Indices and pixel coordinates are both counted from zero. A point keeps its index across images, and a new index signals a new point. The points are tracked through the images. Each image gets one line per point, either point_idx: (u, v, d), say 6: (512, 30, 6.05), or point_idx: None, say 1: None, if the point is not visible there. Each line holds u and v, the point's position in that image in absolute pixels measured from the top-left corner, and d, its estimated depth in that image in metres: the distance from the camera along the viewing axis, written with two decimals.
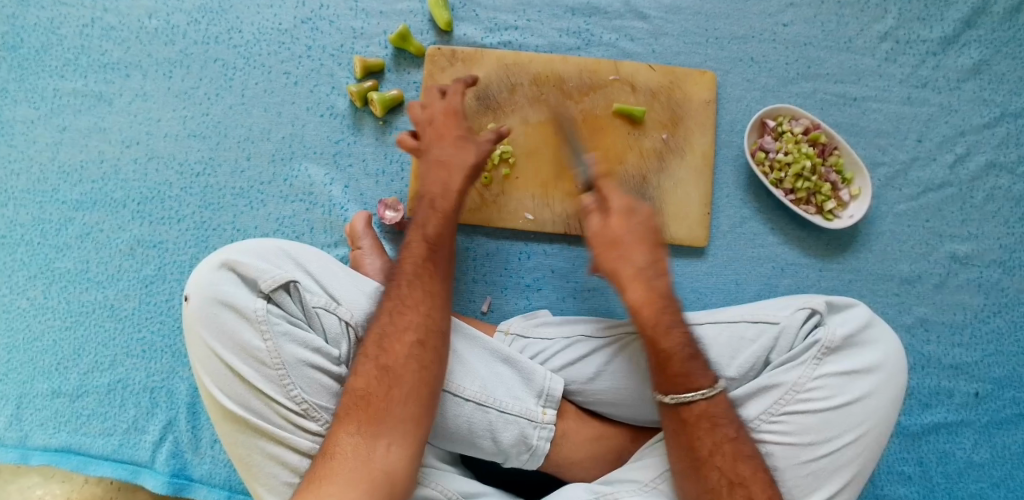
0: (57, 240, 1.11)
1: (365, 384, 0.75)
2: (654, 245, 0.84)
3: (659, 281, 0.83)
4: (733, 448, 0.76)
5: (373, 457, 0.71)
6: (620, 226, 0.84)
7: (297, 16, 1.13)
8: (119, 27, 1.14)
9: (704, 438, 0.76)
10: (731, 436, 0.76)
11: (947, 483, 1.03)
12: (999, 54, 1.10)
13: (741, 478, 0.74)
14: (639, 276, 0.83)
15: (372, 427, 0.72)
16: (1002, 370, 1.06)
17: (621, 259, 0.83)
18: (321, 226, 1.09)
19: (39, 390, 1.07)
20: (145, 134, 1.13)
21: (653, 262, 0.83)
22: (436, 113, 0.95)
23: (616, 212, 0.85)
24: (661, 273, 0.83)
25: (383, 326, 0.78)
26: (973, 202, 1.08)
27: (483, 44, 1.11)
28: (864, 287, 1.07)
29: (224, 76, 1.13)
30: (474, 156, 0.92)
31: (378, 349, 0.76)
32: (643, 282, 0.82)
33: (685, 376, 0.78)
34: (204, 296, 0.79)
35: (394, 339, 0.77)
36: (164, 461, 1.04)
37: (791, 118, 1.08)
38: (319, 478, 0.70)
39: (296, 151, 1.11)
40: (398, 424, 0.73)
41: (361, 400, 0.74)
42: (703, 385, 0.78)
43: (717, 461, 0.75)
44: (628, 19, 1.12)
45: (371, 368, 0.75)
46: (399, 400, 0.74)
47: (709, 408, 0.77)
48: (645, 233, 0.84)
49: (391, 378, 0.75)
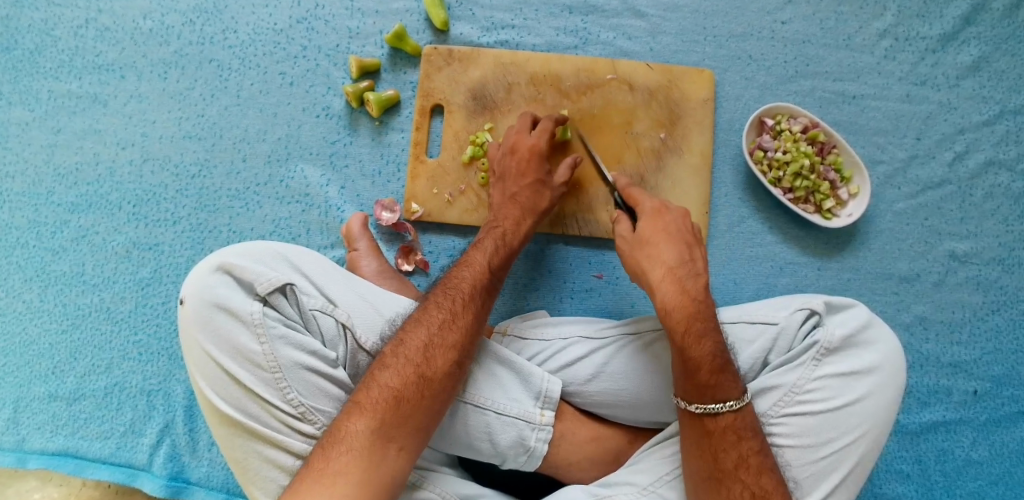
0: (53, 242, 1.11)
1: (400, 385, 0.76)
2: (690, 245, 0.88)
3: (695, 279, 0.85)
4: (759, 461, 0.77)
5: (387, 463, 0.72)
6: (653, 227, 0.89)
7: (292, 15, 1.13)
8: (114, 28, 1.14)
9: (729, 451, 0.77)
10: (756, 449, 0.77)
11: (945, 481, 1.03)
12: (999, 51, 1.10)
13: (765, 491, 0.75)
14: (674, 271, 0.85)
15: (395, 432, 0.74)
16: (1000, 368, 1.06)
17: (656, 262, 0.86)
18: (317, 227, 1.09)
19: (36, 393, 1.07)
20: (140, 136, 1.12)
21: (690, 262, 0.86)
22: (520, 148, 0.99)
23: (656, 234, 0.88)
24: (696, 273, 0.85)
25: (431, 337, 0.80)
26: (972, 200, 1.08)
27: (479, 44, 1.11)
28: (862, 286, 1.07)
29: (219, 76, 1.12)
30: (547, 201, 0.99)
31: (422, 357, 0.78)
32: (677, 278, 0.84)
33: (716, 387, 0.78)
34: (200, 299, 0.79)
35: (440, 353, 0.80)
36: (162, 464, 1.04)
37: (789, 117, 1.07)
38: (333, 474, 0.70)
39: (292, 152, 1.10)
40: (417, 433, 0.75)
41: (392, 401, 0.75)
42: (731, 396, 0.78)
43: (742, 474, 0.76)
44: (625, 18, 1.11)
45: (411, 373, 0.77)
46: (427, 412, 0.76)
47: (736, 422, 0.78)
48: (682, 240, 0.88)
49: (428, 389, 0.77)
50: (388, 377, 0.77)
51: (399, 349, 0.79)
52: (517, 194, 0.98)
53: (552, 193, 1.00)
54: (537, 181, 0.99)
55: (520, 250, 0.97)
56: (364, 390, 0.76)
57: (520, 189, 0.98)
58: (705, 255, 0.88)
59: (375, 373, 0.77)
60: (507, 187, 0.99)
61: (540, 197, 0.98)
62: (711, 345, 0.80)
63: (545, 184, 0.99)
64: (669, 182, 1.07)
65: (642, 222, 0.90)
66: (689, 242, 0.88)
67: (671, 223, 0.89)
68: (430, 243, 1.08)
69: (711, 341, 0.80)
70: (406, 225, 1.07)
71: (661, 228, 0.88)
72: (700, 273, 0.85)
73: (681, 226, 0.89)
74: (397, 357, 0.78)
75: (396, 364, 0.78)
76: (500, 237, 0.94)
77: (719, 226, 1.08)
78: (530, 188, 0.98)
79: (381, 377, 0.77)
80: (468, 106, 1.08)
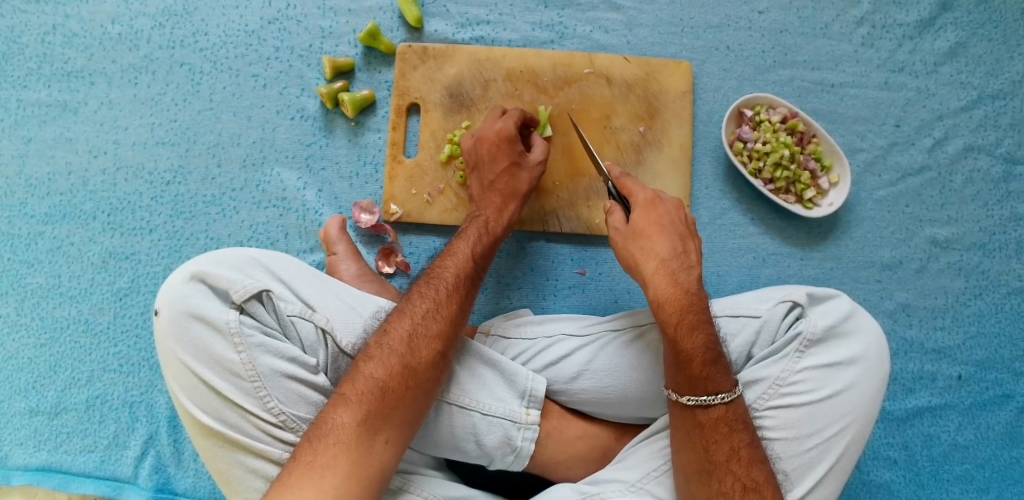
0: (28, 254, 1.09)
1: (386, 377, 0.75)
2: (683, 237, 0.87)
3: (689, 271, 0.84)
4: (749, 453, 0.76)
5: (374, 454, 0.72)
6: (644, 218, 0.87)
7: (264, 17, 1.11)
8: (82, 34, 1.11)
9: (720, 444, 0.76)
10: (747, 441, 0.77)
11: (932, 466, 1.04)
12: (975, 36, 1.09)
13: (755, 483, 0.75)
14: (668, 264, 0.84)
15: (381, 423, 0.73)
16: (984, 352, 1.06)
17: (649, 255, 0.85)
18: (295, 231, 1.07)
19: (17, 408, 1.06)
20: (112, 143, 1.10)
21: (684, 255, 0.85)
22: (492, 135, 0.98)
23: (649, 227, 0.86)
24: (689, 265, 0.85)
25: (416, 327, 0.80)
26: (952, 186, 1.08)
27: (454, 41, 1.09)
28: (845, 275, 1.07)
29: (190, 80, 1.10)
30: (526, 183, 0.98)
31: (406, 348, 0.78)
32: (670, 271, 0.83)
33: (707, 380, 0.77)
34: (174, 309, 0.77)
35: (425, 343, 0.79)
36: (147, 476, 1.03)
37: (768, 107, 1.06)
38: (321, 466, 0.69)
39: (268, 156, 1.09)
40: (404, 423, 0.75)
41: (377, 392, 0.74)
42: (724, 389, 0.78)
43: (732, 467, 0.75)
44: (602, 11, 1.10)
45: (396, 364, 0.76)
46: (413, 403, 0.76)
47: (727, 414, 0.78)
48: (676, 232, 0.86)
49: (413, 379, 0.76)
50: (373, 368, 0.76)
51: (383, 340, 0.78)
52: (495, 181, 0.97)
53: (528, 174, 0.99)
54: (512, 164, 0.98)
55: (504, 237, 0.96)
56: (349, 381, 0.75)
57: (496, 176, 0.97)
58: (697, 247, 0.87)
59: (360, 364, 0.77)
60: (484, 176, 0.98)
61: (515, 180, 0.97)
62: (705, 338, 0.79)
63: (519, 166, 0.98)
64: (650, 176, 1.06)
65: (636, 213, 0.87)
66: (682, 234, 0.87)
67: (665, 214, 0.87)
68: (411, 244, 1.07)
69: (703, 333, 0.80)
70: (386, 227, 1.06)
71: (654, 221, 0.87)
72: (694, 266, 0.85)
73: (674, 216, 0.88)
74: (382, 348, 0.78)
75: (381, 355, 0.77)
76: (483, 227, 0.94)
77: (701, 218, 1.07)
78: (508, 173, 0.97)
79: (366, 369, 0.76)
80: (444, 104, 1.07)
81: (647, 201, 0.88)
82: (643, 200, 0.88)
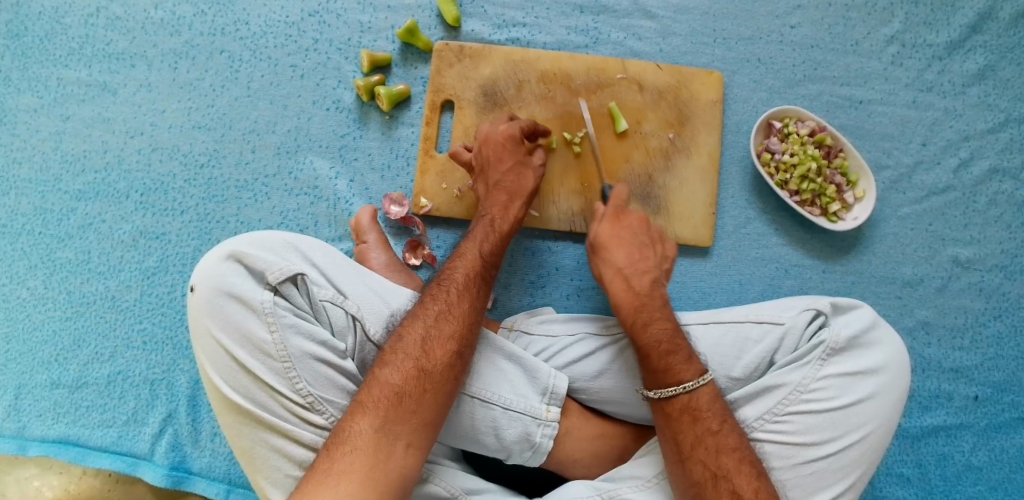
0: (59, 229, 1.10)
1: (401, 382, 0.76)
2: (642, 247, 0.94)
3: (643, 276, 0.92)
4: (717, 441, 0.78)
5: (394, 459, 0.72)
6: (608, 229, 0.96)
7: (304, 9, 1.13)
8: (125, 17, 1.14)
9: (685, 433, 0.79)
10: (712, 429, 0.78)
11: (945, 485, 1.04)
12: (1004, 59, 1.11)
13: (724, 470, 0.76)
14: (623, 272, 0.92)
15: (399, 428, 0.74)
16: (1001, 374, 1.07)
17: (608, 265, 0.94)
18: (325, 220, 1.09)
19: (39, 380, 1.07)
20: (149, 125, 1.12)
21: (640, 262, 0.93)
22: (493, 138, 0.99)
23: (608, 239, 0.95)
24: (644, 270, 0.92)
25: (428, 330, 0.81)
26: (976, 206, 1.09)
27: (490, 41, 1.11)
28: (866, 289, 1.08)
29: (229, 67, 1.13)
30: (532, 182, 0.99)
31: (421, 351, 0.79)
32: (624, 278, 0.91)
33: (664, 372, 0.82)
34: (211, 287, 0.79)
35: (439, 344, 0.80)
36: (164, 454, 1.04)
37: (797, 120, 1.08)
38: (338, 473, 0.70)
39: (301, 145, 1.11)
40: (421, 428, 0.75)
41: (394, 397, 0.75)
42: (685, 379, 0.81)
43: (700, 455, 0.77)
44: (636, 18, 1.12)
45: (411, 368, 0.78)
46: (429, 406, 0.76)
47: (691, 403, 0.80)
48: (634, 243, 0.94)
49: (429, 382, 0.77)
50: (389, 373, 0.77)
51: (398, 345, 0.79)
52: (500, 180, 0.98)
53: (532, 172, 0.99)
54: (517, 163, 0.99)
55: (513, 234, 0.97)
56: (366, 389, 0.76)
57: (502, 175, 0.98)
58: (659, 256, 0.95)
59: (376, 370, 0.78)
60: (491, 177, 0.98)
61: (521, 178, 0.98)
62: (660, 332, 0.85)
63: (524, 164, 0.99)
64: (677, 182, 1.07)
65: (600, 225, 0.96)
66: (642, 243, 0.95)
67: (628, 226, 0.96)
68: (438, 237, 1.09)
69: (653, 330, 0.86)
70: (415, 219, 1.08)
71: (616, 234, 0.95)
72: (649, 270, 0.92)
73: (634, 228, 0.96)
74: (397, 354, 0.79)
75: (396, 360, 0.78)
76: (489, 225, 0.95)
77: (726, 226, 1.09)
78: (512, 172, 0.99)
79: (382, 375, 0.77)
80: (478, 102, 1.08)
81: (610, 213, 0.97)
82: (608, 214, 0.97)
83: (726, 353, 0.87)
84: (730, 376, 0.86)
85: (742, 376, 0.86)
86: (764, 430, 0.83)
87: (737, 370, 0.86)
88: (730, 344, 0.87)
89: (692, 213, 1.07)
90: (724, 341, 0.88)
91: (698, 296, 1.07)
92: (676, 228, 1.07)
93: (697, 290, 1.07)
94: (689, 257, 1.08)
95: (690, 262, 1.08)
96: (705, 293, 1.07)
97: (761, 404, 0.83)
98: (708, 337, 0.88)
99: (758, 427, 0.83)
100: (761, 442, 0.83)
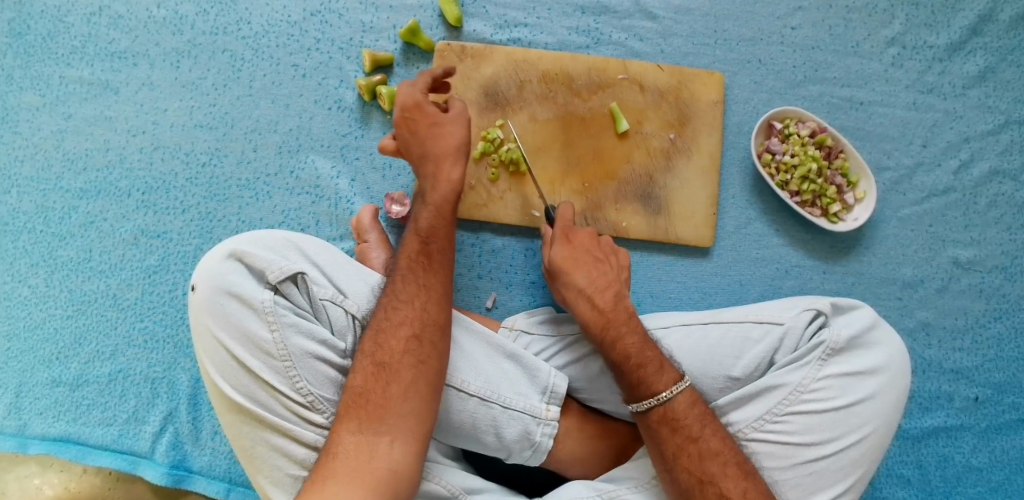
0: (61, 228, 1.11)
1: (362, 381, 0.76)
2: (598, 263, 0.93)
3: (605, 293, 0.90)
4: (699, 448, 0.78)
5: (378, 455, 0.72)
6: (566, 250, 0.94)
7: (306, 8, 1.13)
8: (128, 16, 1.14)
9: (667, 441, 0.79)
10: (693, 436, 0.78)
11: (945, 486, 1.04)
12: (1005, 61, 1.11)
13: (710, 475, 0.76)
14: (585, 292, 0.90)
15: (376, 424, 0.73)
16: (1002, 375, 1.07)
17: (569, 287, 0.92)
18: (326, 219, 1.09)
19: (40, 378, 1.07)
20: (151, 124, 1.12)
21: (600, 278, 0.91)
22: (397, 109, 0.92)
23: (566, 262, 0.93)
24: (604, 288, 0.90)
25: (378, 324, 0.80)
26: (976, 208, 1.09)
27: (492, 42, 1.11)
28: (866, 290, 1.08)
29: (231, 67, 1.13)
30: (455, 138, 0.91)
31: (374, 346, 0.78)
32: (587, 298, 0.90)
33: (640, 384, 0.82)
34: (211, 286, 0.79)
35: (391, 334, 0.78)
36: (164, 452, 1.04)
37: (797, 121, 1.08)
38: (324, 478, 0.70)
39: (303, 144, 1.11)
40: (398, 420, 0.74)
41: (359, 397, 0.75)
42: (658, 390, 0.81)
43: (683, 462, 0.77)
44: (637, 19, 1.12)
45: (368, 365, 0.77)
46: (396, 395, 0.75)
47: (668, 413, 0.80)
48: (592, 261, 0.93)
49: (387, 374, 0.76)
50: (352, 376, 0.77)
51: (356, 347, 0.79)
52: (424, 150, 0.91)
53: (453, 128, 0.92)
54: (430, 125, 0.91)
55: (456, 198, 0.91)
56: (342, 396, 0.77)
57: (425, 144, 0.91)
58: (614, 272, 0.94)
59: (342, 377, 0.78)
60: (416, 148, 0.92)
61: (442, 139, 0.91)
62: (630, 346, 0.85)
63: (437, 124, 0.92)
64: (678, 182, 1.08)
65: (554, 249, 0.94)
66: (598, 260, 0.94)
67: (582, 242, 0.95)
68: None
69: (623, 345, 0.85)
70: None
71: (574, 255, 0.93)
72: (609, 285, 0.91)
73: (588, 245, 0.95)
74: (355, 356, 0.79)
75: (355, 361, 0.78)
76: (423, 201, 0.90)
77: (726, 227, 1.09)
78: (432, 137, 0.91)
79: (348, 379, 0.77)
80: (479, 102, 1.08)
81: (562, 235, 0.96)
82: (560, 236, 0.95)
83: (727, 353, 0.87)
84: (730, 376, 0.86)
85: (742, 376, 0.86)
86: (763, 431, 0.83)
87: (738, 370, 0.86)
88: (730, 345, 0.87)
89: (693, 213, 1.07)
90: (723, 341, 0.87)
91: (698, 296, 1.08)
92: (677, 228, 1.07)
93: (697, 290, 1.07)
94: (689, 258, 1.08)
95: (690, 263, 1.08)
96: (705, 293, 1.08)
97: (761, 405, 0.83)
98: (708, 338, 0.88)
99: (757, 428, 0.83)
100: (761, 442, 0.82)
